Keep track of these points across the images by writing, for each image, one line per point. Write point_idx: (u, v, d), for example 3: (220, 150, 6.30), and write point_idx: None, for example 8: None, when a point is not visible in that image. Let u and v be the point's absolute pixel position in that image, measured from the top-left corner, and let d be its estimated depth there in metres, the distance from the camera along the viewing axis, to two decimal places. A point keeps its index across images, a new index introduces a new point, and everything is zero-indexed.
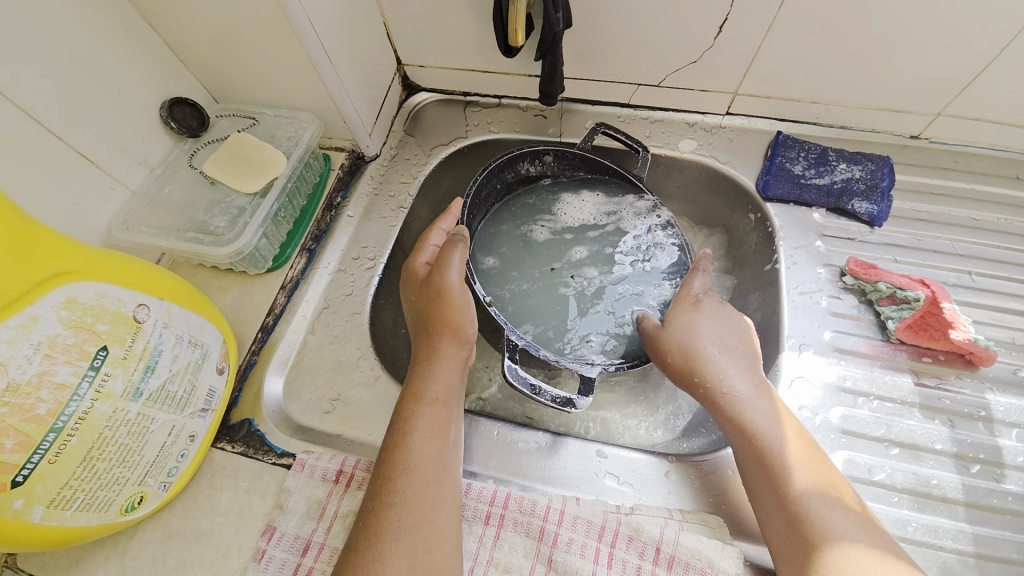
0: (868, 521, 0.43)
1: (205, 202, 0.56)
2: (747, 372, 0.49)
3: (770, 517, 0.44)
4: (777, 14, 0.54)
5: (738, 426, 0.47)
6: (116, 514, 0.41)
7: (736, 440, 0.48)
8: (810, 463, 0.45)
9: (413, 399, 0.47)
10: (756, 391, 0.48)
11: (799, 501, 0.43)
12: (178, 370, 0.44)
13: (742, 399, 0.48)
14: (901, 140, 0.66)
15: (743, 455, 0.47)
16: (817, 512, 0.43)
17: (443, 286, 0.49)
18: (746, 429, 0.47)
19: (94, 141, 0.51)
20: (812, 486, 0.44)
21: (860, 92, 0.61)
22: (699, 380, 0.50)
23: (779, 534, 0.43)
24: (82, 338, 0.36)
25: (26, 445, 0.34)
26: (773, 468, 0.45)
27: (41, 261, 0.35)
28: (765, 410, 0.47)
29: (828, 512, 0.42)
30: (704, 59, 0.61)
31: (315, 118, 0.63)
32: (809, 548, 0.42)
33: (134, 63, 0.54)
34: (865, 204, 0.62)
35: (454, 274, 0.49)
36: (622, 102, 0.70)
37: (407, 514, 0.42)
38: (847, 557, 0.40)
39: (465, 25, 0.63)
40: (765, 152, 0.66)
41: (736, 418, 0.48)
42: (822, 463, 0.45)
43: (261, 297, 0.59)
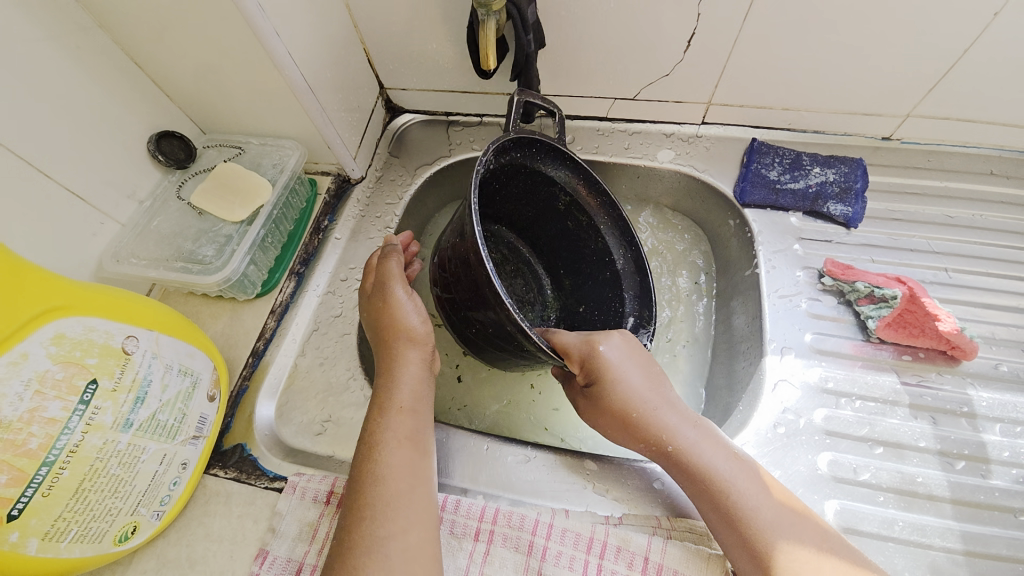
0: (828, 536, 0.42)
1: (194, 232, 0.57)
2: (652, 384, 0.49)
3: (716, 527, 0.44)
4: (741, 28, 0.56)
5: (681, 469, 0.46)
6: (110, 544, 0.41)
7: (683, 481, 0.46)
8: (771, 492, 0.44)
9: (378, 417, 0.48)
10: (664, 401, 0.48)
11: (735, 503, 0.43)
12: (168, 400, 0.44)
13: (654, 416, 0.47)
14: (875, 142, 0.67)
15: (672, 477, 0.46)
16: (757, 512, 0.43)
17: (391, 297, 0.53)
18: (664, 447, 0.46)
19: (82, 177, 0.53)
20: (744, 483, 0.44)
21: (828, 98, 0.63)
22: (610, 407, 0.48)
23: (728, 540, 0.43)
24: (70, 373, 0.37)
25: (20, 479, 0.34)
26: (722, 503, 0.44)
27: (33, 298, 0.36)
28: (680, 422, 0.47)
29: (765, 509, 0.43)
30: (676, 72, 0.63)
31: (300, 145, 0.65)
32: (757, 554, 0.42)
33: (121, 100, 0.56)
34: (840, 206, 0.63)
35: (399, 287, 0.53)
36: (600, 115, 0.71)
37: (380, 526, 0.42)
38: (788, 555, 0.41)
39: (444, 48, 0.65)
40: (742, 160, 0.68)
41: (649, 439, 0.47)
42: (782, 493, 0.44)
43: (252, 322, 0.60)
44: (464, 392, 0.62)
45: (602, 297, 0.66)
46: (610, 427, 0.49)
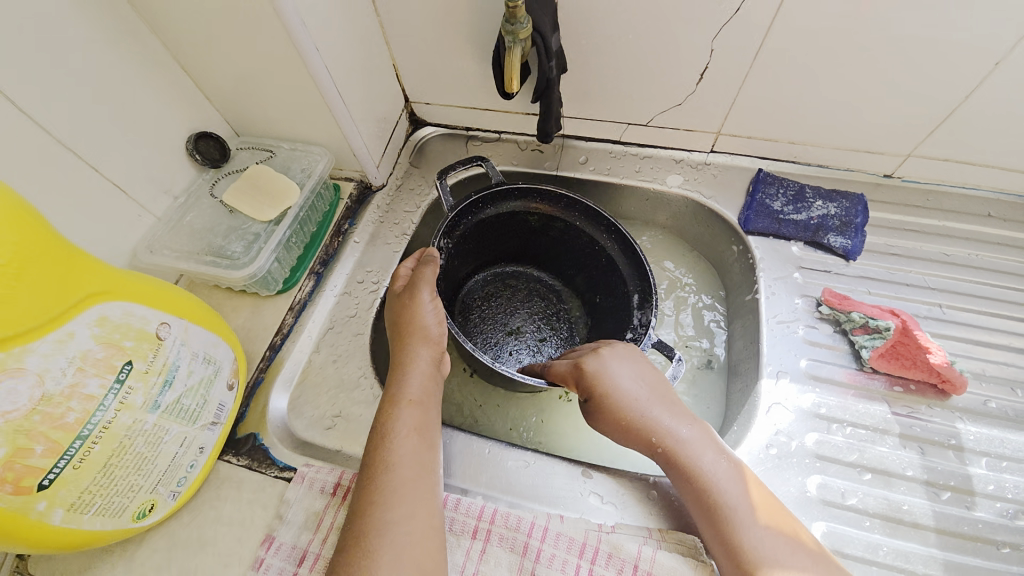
0: (815, 549, 0.43)
1: (224, 229, 0.60)
2: (648, 387, 0.51)
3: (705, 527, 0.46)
4: (752, 64, 0.60)
5: (675, 471, 0.48)
6: (128, 520, 0.44)
7: (677, 481, 0.48)
8: (759, 499, 0.45)
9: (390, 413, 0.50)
10: (659, 404, 0.50)
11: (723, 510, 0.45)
12: (192, 386, 0.47)
13: (648, 419, 0.49)
14: (876, 179, 0.70)
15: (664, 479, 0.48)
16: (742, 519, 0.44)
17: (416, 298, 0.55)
18: (657, 448, 0.49)
19: (125, 171, 0.56)
20: (733, 488, 0.46)
21: (833, 134, 0.66)
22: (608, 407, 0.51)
23: (716, 541, 0.45)
24: (110, 353, 0.40)
25: (54, 451, 0.36)
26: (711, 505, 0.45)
27: (82, 281, 0.38)
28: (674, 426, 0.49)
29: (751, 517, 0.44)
30: (688, 101, 0.66)
31: (327, 151, 0.68)
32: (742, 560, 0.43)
33: (166, 102, 0.60)
34: (840, 239, 0.66)
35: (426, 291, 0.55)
36: (613, 139, 0.75)
37: (386, 512, 0.44)
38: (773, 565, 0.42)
39: (469, 68, 0.69)
40: (747, 189, 0.71)
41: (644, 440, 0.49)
42: (771, 503, 0.45)
43: (271, 317, 0.63)
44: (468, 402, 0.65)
45: (607, 278, 0.69)
46: (608, 429, 0.51)
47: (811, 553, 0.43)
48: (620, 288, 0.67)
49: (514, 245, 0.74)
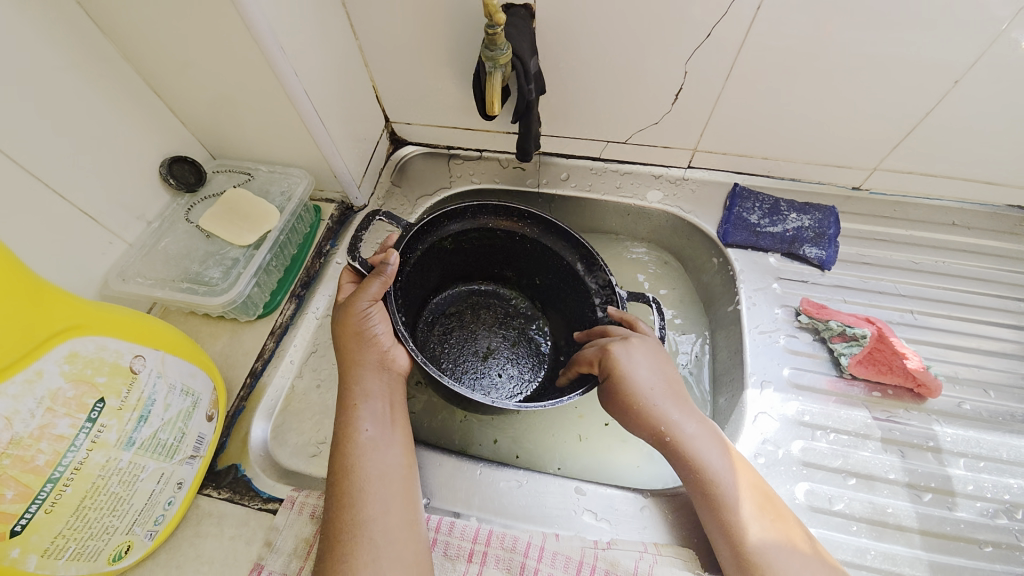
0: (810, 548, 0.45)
1: (201, 254, 0.59)
2: (663, 378, 0.50)
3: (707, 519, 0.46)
4: (724, 85, 0.62)
5: (682, 463, 0.48)
6: (104, 564, 0.41)
7: (683, 473, 0.48)
8: (760, 496, 0.46)
9: (349, 407, 0.48)
10: (670, 396, 0.50)
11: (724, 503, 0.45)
12: (169, 419, 0.45)
13: (658, 410, 0.49)
14: (845, 191, 0.73)
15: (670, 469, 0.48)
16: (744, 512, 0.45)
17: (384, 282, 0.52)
18: (665, 437, 0.48)
19: (96, 197, 0.55)
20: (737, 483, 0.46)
21: (803, 150, 0.69)
22: (620, 396, 0.50)
23: (716, 534, 0.46)
24: (81, 391, 0.38)
25: (25, 495, 0.35)
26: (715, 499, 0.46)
27: (52, 317, 0.37)
28: (683, 421, 0.49)
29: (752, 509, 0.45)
30: (664, 120, 0.68)
31: (308, 173, 0.67)
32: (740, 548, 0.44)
33: (139, 126, 0.59)
34: (814, 250, 0.68)
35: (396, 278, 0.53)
36: (593, 156, 0.76)
37: (359, 511, 0.43)
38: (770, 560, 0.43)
39: (449, 89, 0.69)
40: (724, 203, 0.73)
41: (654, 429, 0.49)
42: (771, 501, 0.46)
43: (252, 343, 0.61)
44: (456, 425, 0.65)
45: (564, 282, 0.68)
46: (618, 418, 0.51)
47: (804, 544, 0.44)
48: (580, 286, 0.66)
49: (471, 262, 0.72)
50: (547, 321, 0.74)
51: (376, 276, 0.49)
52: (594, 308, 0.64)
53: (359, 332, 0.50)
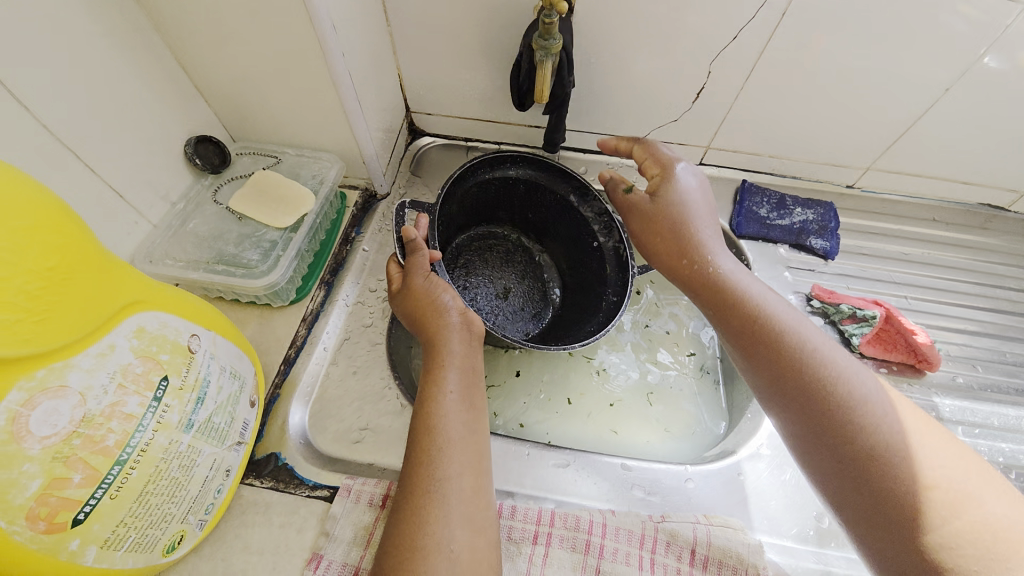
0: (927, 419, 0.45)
1: (235, 236, 0.57)
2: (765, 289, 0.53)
3: (809, 402, 0.45)
4: (743, 86, 0.66)
5: (776, 351, 0.48)
6: (158, 555, 0.39)
7: (777, 374, 0.47)
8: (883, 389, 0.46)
9: (433, 372, 0.49)
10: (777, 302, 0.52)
11: (824, 383, 0.45)
12: (221, 402, 0.43)
13: (756, 301, 0.51)
14: (841, 189, 0.79)
15: (758, 364, 0.49)
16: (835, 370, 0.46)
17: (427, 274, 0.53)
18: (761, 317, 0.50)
19: (123, 175, 0.52)
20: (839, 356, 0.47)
21: (807, 150, 0.74)
22: (721, 291, 0.52)
23: (824, 424, 0.44)
24: (148, 368, 0.36)
25: (93, 479, 0.32)
26: (830, 387, 0.45)
27: (121, 289, 0.35)
28: (741, 272, 0.53)
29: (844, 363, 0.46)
30: (683, 118, 0.72)
31: (337, 158, 0.66)
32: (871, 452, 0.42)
33: (165, 103, 0.56)
34: (820, 240, 0.74)
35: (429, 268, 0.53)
36: (611, 150, 0.79)
37: (436, 469, 0.44)
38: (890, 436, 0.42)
39: (478, 80, 0.70)
40: (735, 198, 0.77)
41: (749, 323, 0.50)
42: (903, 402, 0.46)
43: (284, 329, 0.59)
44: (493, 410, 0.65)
45: (559, 216, 0.71)
46: (724, 320, 0.52)
47: (892, 400, 0.45)
48: (574, 217, 0.70)
49: (477, 220, 0.72)
50: (543, 253, 0.76)
51: (416, 254, 0.54)
52: (595, 235, 0.68)
53: (430, 299, 0.52)
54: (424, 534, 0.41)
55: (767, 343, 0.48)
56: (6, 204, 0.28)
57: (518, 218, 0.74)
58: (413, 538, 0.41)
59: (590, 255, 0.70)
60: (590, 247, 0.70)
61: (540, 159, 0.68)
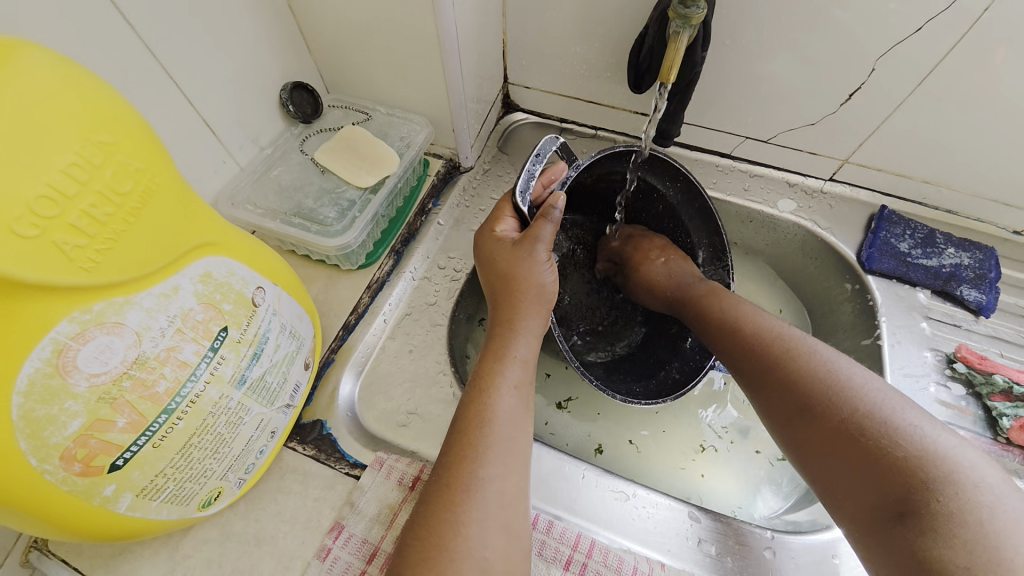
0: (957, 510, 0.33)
1: (315, 190, 0.55)
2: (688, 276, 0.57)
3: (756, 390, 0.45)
4: (913, 92, 0.54)
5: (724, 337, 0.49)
6: (193, 509, 0.38)
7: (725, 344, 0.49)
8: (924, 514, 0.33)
9: (502, 357, 0.44)
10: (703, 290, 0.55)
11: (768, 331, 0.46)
12: (277, 361, 0.41)
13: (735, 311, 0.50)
14: (1004, 234, 0.64)
15: (773, 409, 0.43)
16: (821, 359, 0.42)
17: (532, 250, 0.47)
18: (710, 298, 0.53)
19: (218, 112, 0.51)
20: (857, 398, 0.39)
21: (976, 180, 0.60)
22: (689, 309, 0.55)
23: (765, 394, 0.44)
24: (209, 316, 0.34)
25: (137, 425, 0.30)
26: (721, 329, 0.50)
27: (194, 228, 0.32)
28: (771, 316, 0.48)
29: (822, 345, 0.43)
30: (823, 123, 0.60)
31: (427, 122, 0.62)
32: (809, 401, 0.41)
33: (269, 43, 0.54)
34: (974, 292, 0.60)
35: (542, 248, 0.47)
36: (723, 151, 0.69)
37: (480, 468, 0.38)
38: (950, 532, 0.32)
39: (588, 54, 0.63)
40: (868, 225, 0.65)
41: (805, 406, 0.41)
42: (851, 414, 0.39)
43: (347, 294, 0.57)
44: (565, 406, 0.61)
45: None
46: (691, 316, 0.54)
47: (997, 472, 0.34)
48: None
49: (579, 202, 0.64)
50: None
51: (544, 219, 0.46)
52: None
53: (520, 278, 0.46)
54: (457, 536, 0.35)
55: (772, 357, 0.44)
56: (87, 117, 0.25)
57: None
58: (442, 538, 0.35)
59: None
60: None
61: (699, 189, 0.56)
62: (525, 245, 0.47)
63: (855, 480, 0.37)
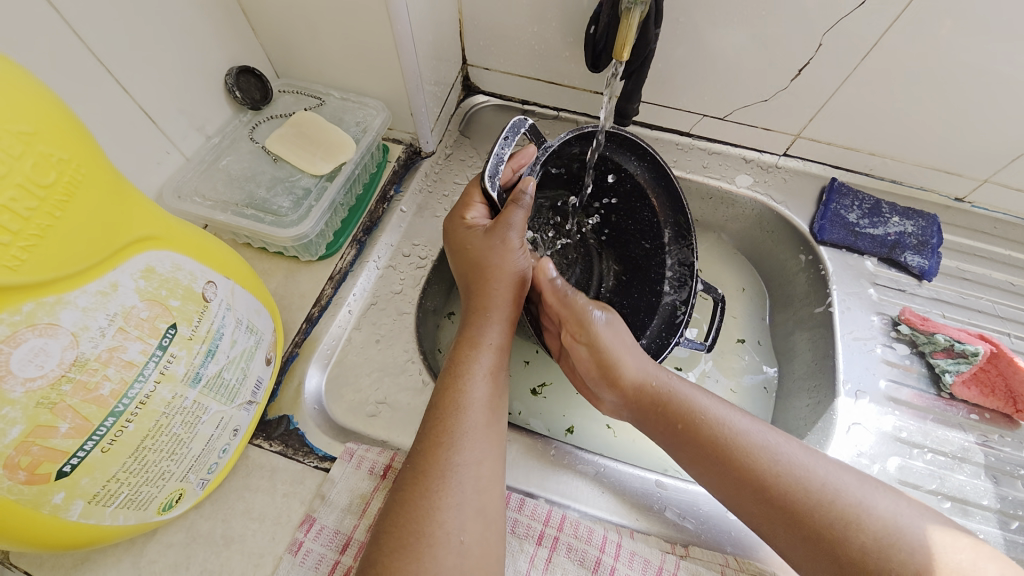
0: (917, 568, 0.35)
1: (268, 180, 0.53)
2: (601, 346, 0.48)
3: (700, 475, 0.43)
4: (858, 67, 0.55)
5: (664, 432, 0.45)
6: (153, 513, 0.36)
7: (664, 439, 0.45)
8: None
9: (475, 344, 0.44)
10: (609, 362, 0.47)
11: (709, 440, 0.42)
12: (234, 358, 0.40)
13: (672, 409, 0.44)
14: (946, 201, 0.67)
15: (725, 488, 0.41)
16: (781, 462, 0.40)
17: (506, 238, 0.47)
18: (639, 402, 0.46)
19: (158, 100, 0.48)
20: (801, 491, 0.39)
21: (918, 151, 0.63)
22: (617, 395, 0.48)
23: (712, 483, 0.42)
24: (155, 314, 0.32)
25: (82, 430, 0.29)
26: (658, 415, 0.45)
27: (132, 221, 0.31)
28: (715, 403, 0.44)
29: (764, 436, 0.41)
30: (776, 99, 0.61)
31: (384, 106, 0.60)
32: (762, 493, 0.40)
33: (209, 25, 0.51)
34: (916, 258, 0.64)
35: (515, 235, 0.47)
36: (682, 129, 0.70)
37: (456, 454, 0.38)
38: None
39: (546, 33, 0.62)
40: (820, 197, 0.67)
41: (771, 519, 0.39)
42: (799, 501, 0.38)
43: (308, 286, 0.56)
44: (539, 391, 0.62)
45: (642, 237, 0.64)
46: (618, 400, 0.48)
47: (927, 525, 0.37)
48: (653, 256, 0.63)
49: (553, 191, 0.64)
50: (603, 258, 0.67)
51: (516, 205, 0.46)
52: (661, 282, 0.62)
53: (490, 268, 0.47)
54: (434, 522, 0.35)
55: (717, 456, 0.41)
56: (2, 102, 0.23)
57: (601, 216, 0.67)
58: (421, 523, 0.35)
59: (649, 297, 0.63)
60: (653, 290, 0.63)
61: (666, 168, 0.58)
62: (497, 232, 0.46)
63: (811, 553, 0.38)
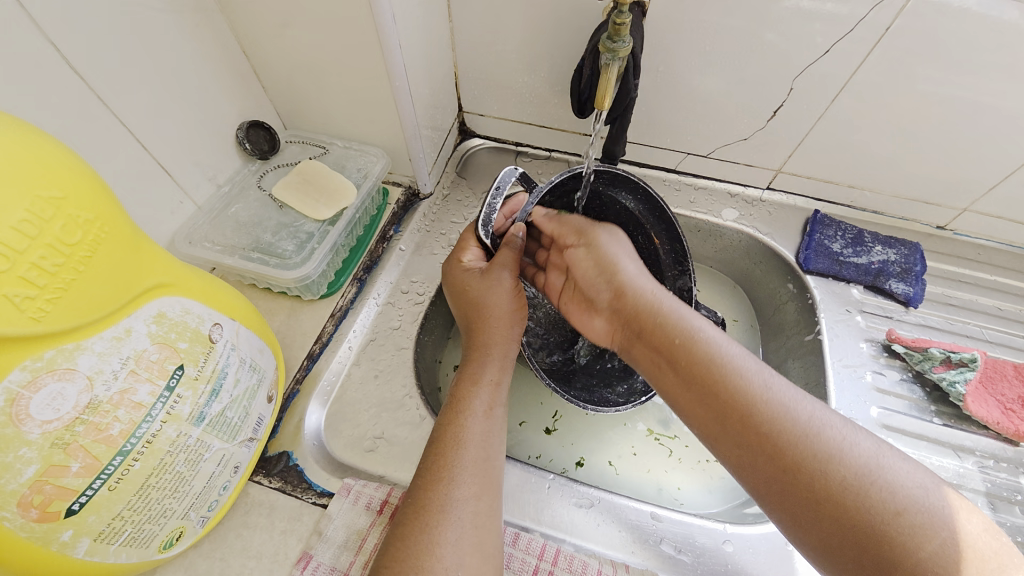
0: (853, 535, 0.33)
1: (274, 224, 0.56)
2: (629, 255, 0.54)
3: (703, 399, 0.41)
4: (828, 108, 0.59)
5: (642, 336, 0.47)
6: (154, 551, 0.37)
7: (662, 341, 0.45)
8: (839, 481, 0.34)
9: (473, 381, 0.46)
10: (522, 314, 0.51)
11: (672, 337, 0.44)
12: (237, 396, 0.41)
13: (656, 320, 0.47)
14: (929, 230, 0.69)
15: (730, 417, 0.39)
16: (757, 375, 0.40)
17: (499, 276, 0.50)
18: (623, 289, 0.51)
19: (174, 154, 0.52)
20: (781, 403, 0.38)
21: (894, 183, 0.66)
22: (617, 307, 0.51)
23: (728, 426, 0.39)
24: (164, 356, 0.34)
25: (92, 469, 0.31)
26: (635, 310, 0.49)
27: (147, 271, 0.34)
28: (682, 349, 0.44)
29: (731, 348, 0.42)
30: (754, 137, 0.65)
31: (384, 153, 0.65)
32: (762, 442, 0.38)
33: (223, 86, 0.56)
34: (901, 285, 0.65)
35: (507, 274, 0.50)
36: (668, 167, 0.73)
37: (454, 489, 0.39)
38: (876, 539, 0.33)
39: (535, 83, 0.66)
40: (804, 228, 0.70)
41: (815, 494, 0.35)
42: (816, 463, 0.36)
43: (310, 324, 0.58)
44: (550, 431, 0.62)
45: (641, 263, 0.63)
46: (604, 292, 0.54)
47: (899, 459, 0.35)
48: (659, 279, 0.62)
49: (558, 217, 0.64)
50: None
51: (506, 247, 0.51)
52: None
53: (485, 306, 0.49)
54: (432, 557, 0.36)
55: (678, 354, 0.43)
56: (38, 173, 0.26)
57: None
58: (419, 558, 0.36)
59: None
60: None
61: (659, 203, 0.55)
62: (490, 271, 0.50)
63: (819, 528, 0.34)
